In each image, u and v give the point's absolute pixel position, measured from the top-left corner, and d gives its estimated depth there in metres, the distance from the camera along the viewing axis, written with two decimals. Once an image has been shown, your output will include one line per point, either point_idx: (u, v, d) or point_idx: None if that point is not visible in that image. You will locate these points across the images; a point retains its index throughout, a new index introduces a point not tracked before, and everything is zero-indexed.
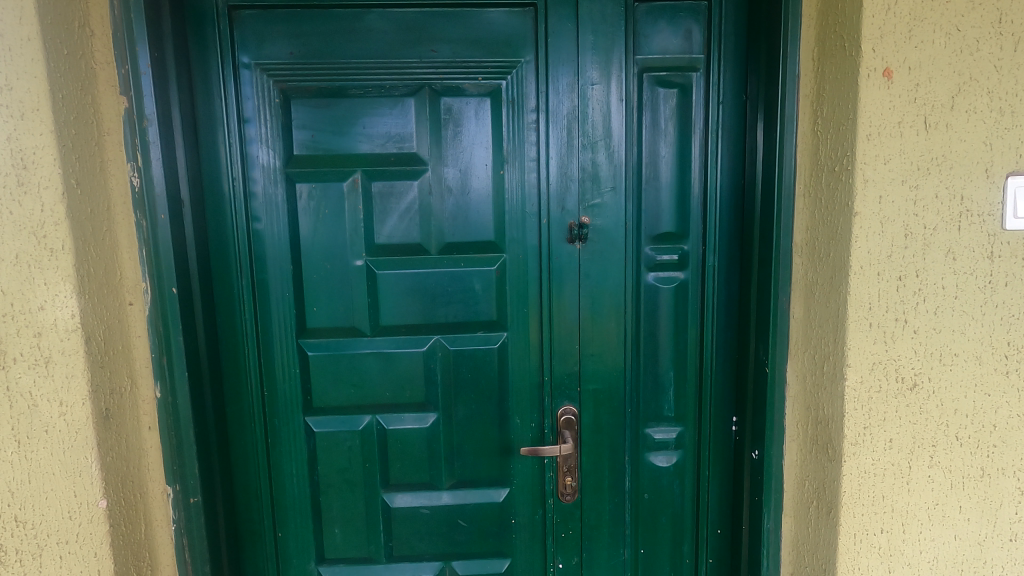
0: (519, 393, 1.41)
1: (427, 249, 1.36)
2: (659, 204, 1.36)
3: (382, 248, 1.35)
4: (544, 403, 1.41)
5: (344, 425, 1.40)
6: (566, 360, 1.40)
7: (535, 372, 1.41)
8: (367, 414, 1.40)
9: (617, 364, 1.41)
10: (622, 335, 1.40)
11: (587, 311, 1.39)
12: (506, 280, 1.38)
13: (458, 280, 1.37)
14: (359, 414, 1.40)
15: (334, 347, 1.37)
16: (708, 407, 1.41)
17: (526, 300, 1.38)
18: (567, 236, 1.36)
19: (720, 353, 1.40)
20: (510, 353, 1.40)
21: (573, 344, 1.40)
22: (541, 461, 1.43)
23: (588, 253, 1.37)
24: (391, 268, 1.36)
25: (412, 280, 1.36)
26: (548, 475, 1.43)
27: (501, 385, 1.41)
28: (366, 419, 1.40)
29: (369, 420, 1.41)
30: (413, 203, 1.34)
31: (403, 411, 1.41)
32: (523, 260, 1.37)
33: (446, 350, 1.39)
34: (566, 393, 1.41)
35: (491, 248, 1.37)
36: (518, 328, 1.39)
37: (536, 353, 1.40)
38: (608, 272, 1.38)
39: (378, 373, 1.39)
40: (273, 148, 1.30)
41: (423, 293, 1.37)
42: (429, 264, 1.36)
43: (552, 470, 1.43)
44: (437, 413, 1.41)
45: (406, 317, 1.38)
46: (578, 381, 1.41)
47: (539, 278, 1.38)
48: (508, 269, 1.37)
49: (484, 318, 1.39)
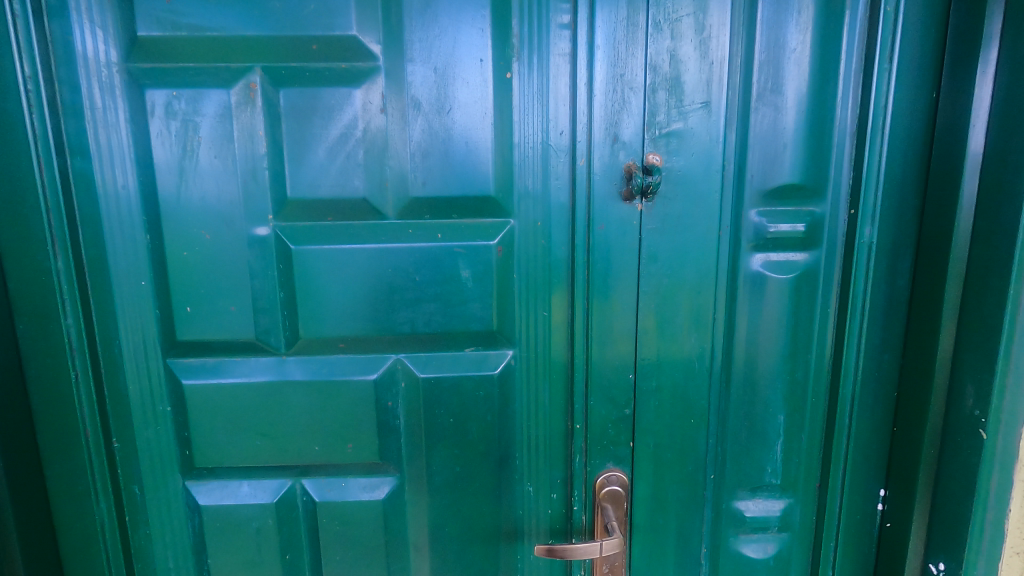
0: (532, 447, 0.87)
1: (377, 209, 0.79)
2: (779, 136, 0.79)
3: (301, 207, 0.79)
4: (574, 464, 0.87)
5: (251, 497, 0.87)
6: (611, 397, 0.85)
7: (560, 415, 0.86)
8: (286, 478, 0.87)
9: (696, 404, 0.86)
10: (706, 356, 0.85)
11: (648, 317, 0.83)
12: (512, 262, 0.82)
13: (432, 263, 0.81)
14: (273, 479, 0.86)
15: (226, 372, 0.83)
16: (839, 473, 0.87)
17: (547, 298, 0.82)
18: (620, 189, 0.79)
19: (867, 388, 0.85)
20: (519, 382, 0.85)
21: (623, 371, 0.85)
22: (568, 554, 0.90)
23: (656, 219, 0.80)
24: (315, 241, 0.80)
25: (353, 261, 0.81)
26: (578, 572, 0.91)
27: (502, 434, 0.86)
28: (284, 486, 0.87)
29: (291, 488, 0.87)
30: (352, 127, 0.77)
31: (345, 474, 0.87)
32: (543, 231, 0.81)
33: (411, 378, 0.84)
34: (610, 450, 0.86)
35: (488, 210, 0.80)
36: (534, 342, 0.84)
37: (561, 384, 0.85)
38: (686, 252, 0.81)
39: (301, 415, 0.84)
40: (100, 25, 0.73)
41: (373, 285, 0.82)
42: (383, 236, 0.80)
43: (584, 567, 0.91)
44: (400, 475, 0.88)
45: (346, 324, 0.82)
46: (629, 430, 0.86)
47: (568, 260, 0.81)
48: (517, 244, 0.81)
49: (475, 326, 0.84)
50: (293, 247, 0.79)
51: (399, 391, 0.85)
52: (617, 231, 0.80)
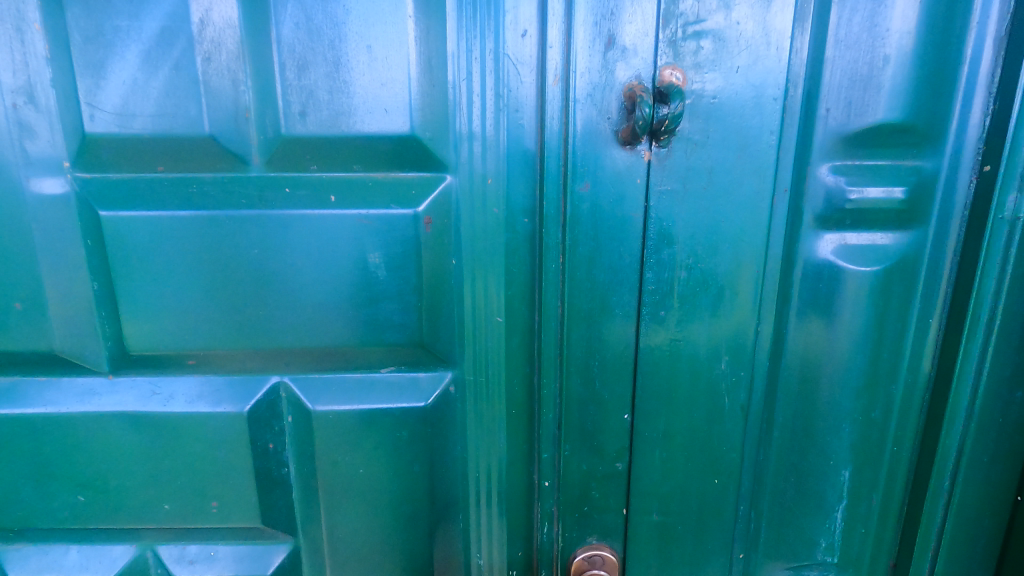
0: (480, 511, 0.60)
1: (231, 153, 0.50)
2: (876, 45, 0.49)
3: (109, 149, 0.50)
4: (541, 537, 0.60)
5: (82, 569, 0.61)
6: (597, 446, 0.57)
7: (521, 467, 0.59)
8: (131, 545, 0.61)
9: (725, 460, 0.57)
10: (744, 391, 0.55)
11: (657, 329, 0.53)
12: (447, 241, 0.54)
13: (326, 240, 0.53)
14: (111, 544, 0.61)
15: (24, 397, 0.56)
16: (927, 555, 0.60)
17: (501, 298, 0.54)
18: (614, 129, 0.49)
19: (981, 437, 0.57)
20: (461, 419, 0.58)
21: (616, 410, 0.56)
22: None
23: (676, 176, 0.50)
24: (138, 205, 0.51)
25: (200, 237, 0.52)
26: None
27: (437, 489, 0.60)
28: (128, 555, 0.61)
29: (138, 558, 0.61)
30: (182, 19, 0.47)
31: (214, 539, 0.61)
32: (495, 194, 0.51)
33: (300, 411, 0.57)
34: (593, 519, 0.59)
35: (410, 160, 0.52)
36: (480, 363, 0.55)
37: (523, 424, 0.57)
38: (720, 229, 0.51)
39: (140, 461, 0.57)
40: None
41: (233, 273, 0.53)
42: (245, 198, 0.52)
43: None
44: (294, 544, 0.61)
45: (197, 332, 0.55)
46: (622, 493, 0.58)
47: (532, 240, 0.52)
48: (455, 214, 0.53)
49: (393, 337, 0.56)
50: (104, 214, 0.51)
51: (284, 429, 0.58)
52: (611, 196, 0.50)
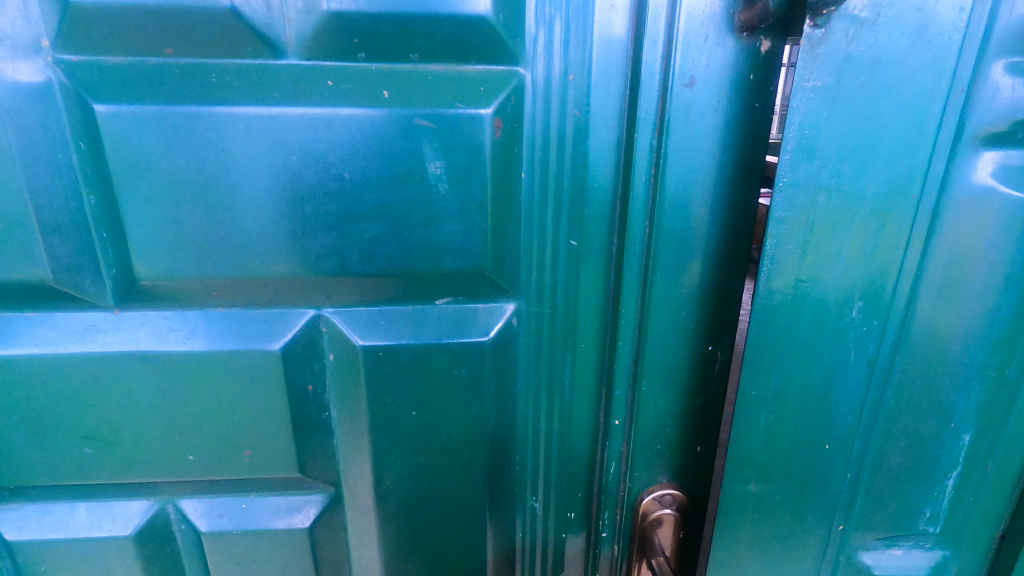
0: (539, 454, 0.54)
1: (257, 34, 0.40)
2: None
3: (100, 24, 0.40)
4: (607, 483, 0.53)
5: (93, 529, 0.53)
6: (676, 385, 0.49)
7: (584, 405, 0.53)
8: (149, 500, 0.53)
9: (837, 422, 0.50)
10: (873, 335, 0.48)
11: (780, 267, 0.44)
12: (516, 150, 0.46)
13: (373, 145, 0.45)
14: (126, 501, 0.53)
15: (7, 336, 0.46)
16: None
17: (573, 216, 0.46)
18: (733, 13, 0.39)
19: None
20: (523, 354, 0.51)
21: (697, 345, 0.48)
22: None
23: (829, 69, 0.39)
24: (142, 98, 0.43)
25: (225, 140, 0.44)
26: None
27: (493, 432, 0.53)
28: (146, 511, 0.53)
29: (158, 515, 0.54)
30: None
31: (246, 489, 0.54)
32: (578, 94, 0.43)
33: (342, 350, 0.49)
34: (664, 463, 0.53)
35: (475, 50, 0.43)
36: (549, 288, 0.49)
37: (590, 358, 0.51)
38: (875, 141, 0.41)
39: (158, 408, 0.49)
40: None
41: (263, 185, 0.45)
42: (278, 92, 0.43)
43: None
44: (332, 493, 0.55)
45: (220, 256, 0.47)
46: (693, 434, 0.52)
47: (615, 146, 0.44)
48: (527, 114, 0.44)
49: (456, 266, 0.49)
50: (97, 107, 0.43)
51: (324, 369, 0.50)
52: (724, 93, 0.40)
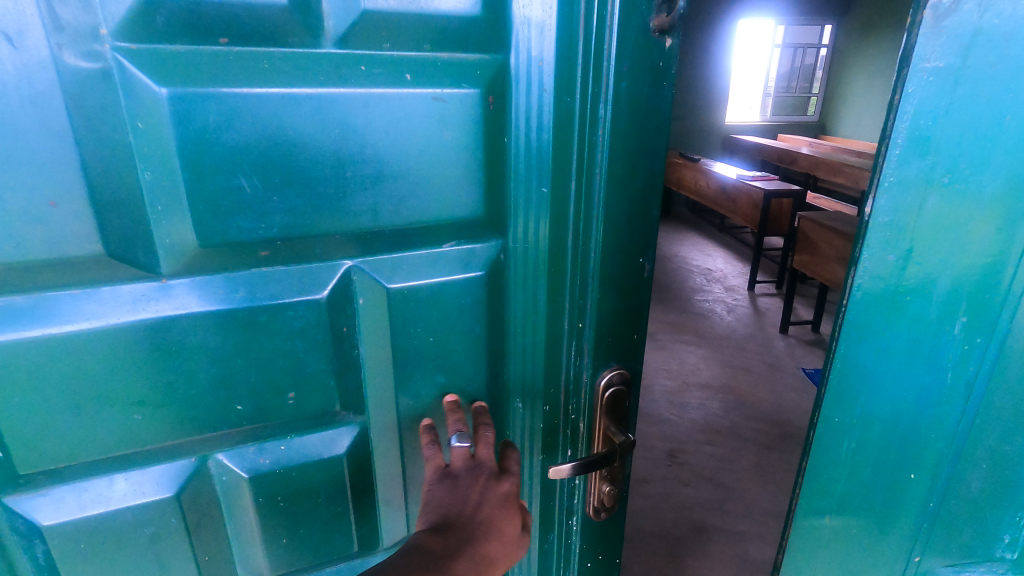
0: (528, 388, 0.50)
1: (315, 22, 0.36)
2: None
3: (170, 12, 0.33)
4: (569, 376, 0.49)
5: (134, 497, 0.41)
6: (621, 282, 0.47)
7: (547, 316, 0.47)
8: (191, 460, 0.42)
9: (929, 448, 0.47)
10: (979, 354, 0.44)
11: (880, 265, 0.42)
12: (502, 125, 0.43)
13: (408, 124, 0.41)
14: (168, 464, 0.41)
15: (51, 315, 0.35)
16: None
17: (544, 165, 0.43)
18: (651, 17, 0.40)
19: None
20: (517, 285, 0.47)
21: (636, 250, 0.46)
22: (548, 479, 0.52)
23: (955, 46, 0.36)
24: (217, 82, 0.36)
25: (276, 126, 0.37)
26: (581, 546, 0.55)
27: (486, 353, 0.49)
28: (189, 472, 0.42)
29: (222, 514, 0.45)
30: None
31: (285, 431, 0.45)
32: (541, 80, 0.41)
33: (374, 291, 0.43)
34: (617, 348, 0.49)
35: (477, 39, 0.40)
36: (528, 218, 0.45)
37: (568, 279, 0.46)
38: (998, 132, 0.38)
39: (200, 342, 0.40)
40: None
41: (317, 145, 0.39)
42: (321, 76, 0.38)
43: (597, 551, 0.55)
44: (364, 425, 0.47)
45: (268, 221, 0.39)
46: (634, 323, 0.49)
47: (560, 89, 0.41)
48: (513, 94, 0.42)
49: (463, 215, 0.45)
50: (164, 94, 0.35)
51: (354, 309, 0.43)
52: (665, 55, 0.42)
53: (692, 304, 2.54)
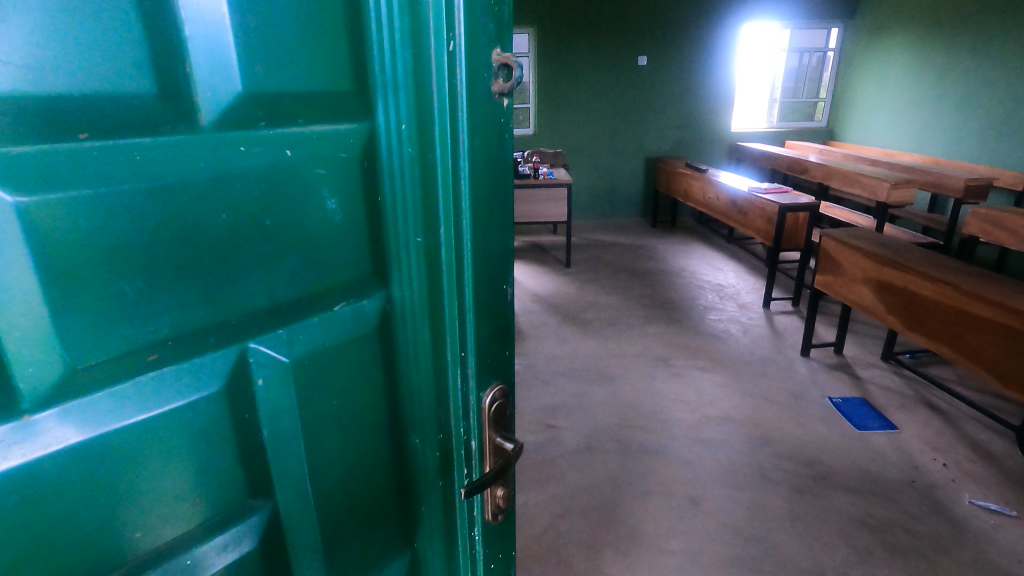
0: (420, 420, 0.41)
1: (191, 106, 0.27)
2: None
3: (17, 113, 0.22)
4: (457, 403, 0.42)
5: None
6: (491, 304, 0.42)
7: (431, 361, 0.40)
8: None
9: None
10: None
11: None
12: (377, 181, 0.36)
13: (295, 192, 0.32)
14: None
15: None
16: None
17: (413, 211, 0.37)
18: (490, 82, 0.37)
19: None
20: (409, 331, 0.39)
21: (501, 279, 0.42)
22: (445, 496, 0.44)
23: None
24: (84, 185, 0.24)
25: (150, 226, 0.26)
26: (483, 549, 0.46)
27: (387, 399, 0.40)
28: None
29: None
30: None
31: (195, 536, 0.31)
32: (400, 133, 0.35)
33: (276, 366, 0.32)
34: (497, 365, 0.44)
35: (341, 106, 0.33)
36: (405, 274, 0.38)
37: (447, 312, 0.40)
38: None
39: (90, 470, 0.26)
40: None
41: (201, 205, 0.28)
42: (203, 160, 0.27)
43: (498, 550, 0.48)
44: (272, 508, 0.34)
45: (157, 319, 0.27)
46: (504, 338, 0.44)
47: (413, 145, 0.35)
48: (382, 148, 0.35)
49: (351, 274, 0.36)
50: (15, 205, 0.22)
51: (253, 395, 0.32)
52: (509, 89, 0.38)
53: (706, 324, 2.43)
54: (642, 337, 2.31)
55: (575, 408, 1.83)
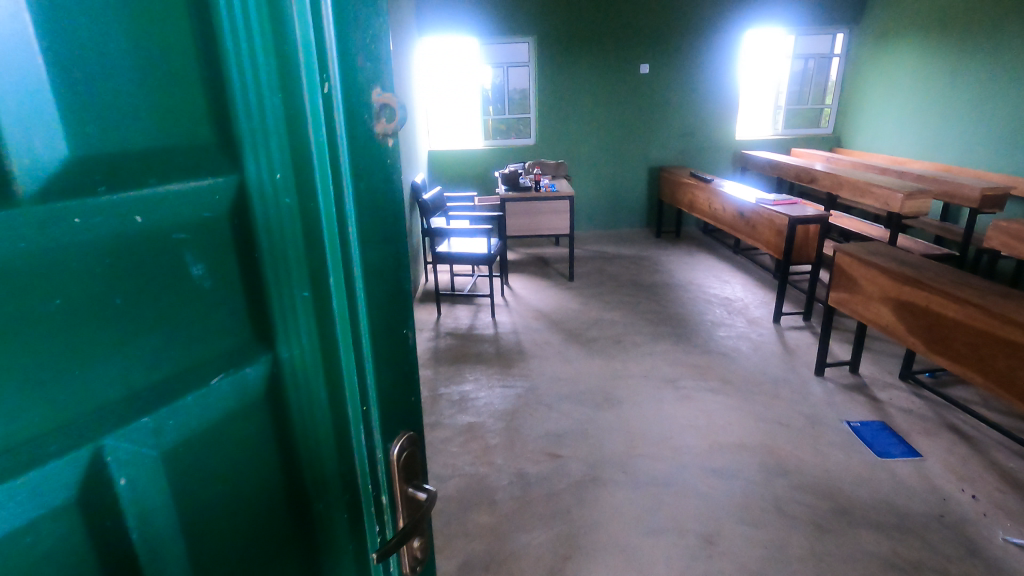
0: (323, 480, 0.39)
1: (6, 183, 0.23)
2: None
3: None
4: (362, 455, 0.40)
5: None
6: (389, 349, 0.41)
7: (330, 416, 0.38)
8: None
9: None
10: None
11: None
12: (255, 238, 0.33)
13: (156, 261, 0.28)
14: None
15: None
16: None
17: (301, 263, 0.35)
18: (373, 124, 0.37)
19: None
20: (302, 391, 0.36)
21: (397, 319, 0.42)
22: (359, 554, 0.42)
23: None
24: None
25: None
26: None
27: (283, 466, 0.37)
28: None
29: None
30: None
31: None
32: (279, 183, 0.33)
33: (142, 463, 0.29)
34: (400, 411, 0.43)
35: (200, 162, 0.30)
36: (292, 331, 0.35)
37: (344, 362, 0.38)
38: None
39: None
40: None
41: (32, 291, 0.24)
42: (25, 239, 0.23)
43: None
44: None
45: None
46: (408, 381, 0.44)
47: (290, 196, 0.33)
48: (256, 202, 0.32)
49: (229, 341, 0.33)
50: None
51: (116, 498, 0.28)
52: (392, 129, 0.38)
53: (714, 341, 2.34)
54: (648, 356, 2.23)
55: (579, 435, 1.74)
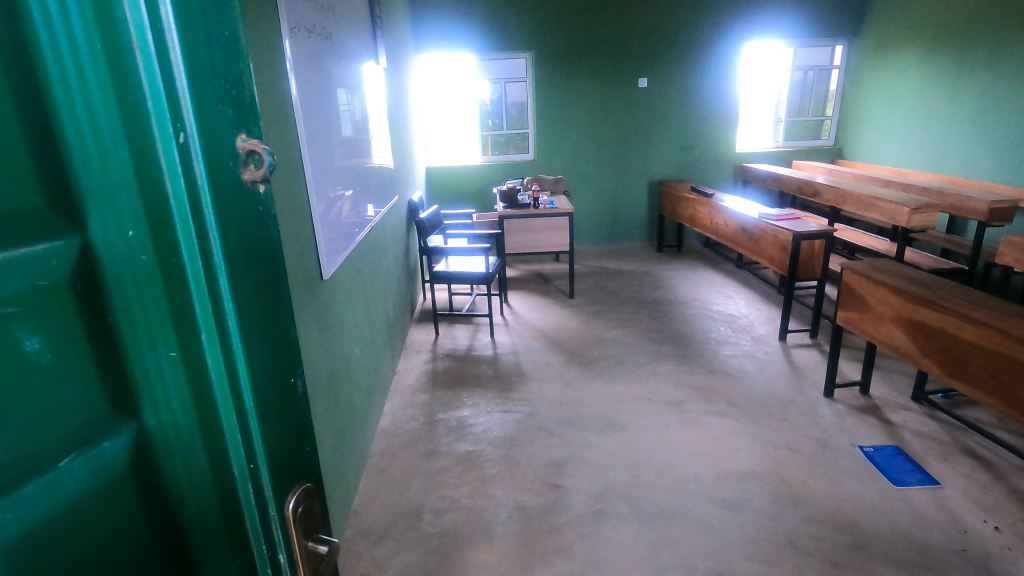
0: (212, 556, 0.34)
1: None
2: None
3: None
4: (254, 523, 0.35)
5: None
6: (276, 404, 0.37)
7: (214, 488, 0.33)
8: None
9: None
10: None
11: None
12: (106, 297, 0.28)
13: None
14: None
15: None
16: None
17: (167, 322, 0.30)
18: (240, 173, 0.32)
19: None
20: (179, 460, 0.32)
21: (284, 369, 0.37)
22: None
23: None
24: None
25: None
26: None
27: (160, 556, 0.32)
28: None
29: None
30: None
31: None
32: (134, 235, 0.28)
33: None
34: (295, 465, 0.39)
35: (26, 228, 0.25)
36: (157, 398, 0.31)
37: (228, 424, 0.33)
38: None
39: None
40: None
41: None
42: None
43: None
44: None
45: None
46: (302, 432, 0.39)
47: (149, 251, 0.29)
48: (105, 260, 0.28)
49: (79, 419, 0.28)
50: None
51: None
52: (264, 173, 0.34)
53: (719, 361, 2.28)
54: (651, 378, 2.16)
55: (581, 464, 1.68)
